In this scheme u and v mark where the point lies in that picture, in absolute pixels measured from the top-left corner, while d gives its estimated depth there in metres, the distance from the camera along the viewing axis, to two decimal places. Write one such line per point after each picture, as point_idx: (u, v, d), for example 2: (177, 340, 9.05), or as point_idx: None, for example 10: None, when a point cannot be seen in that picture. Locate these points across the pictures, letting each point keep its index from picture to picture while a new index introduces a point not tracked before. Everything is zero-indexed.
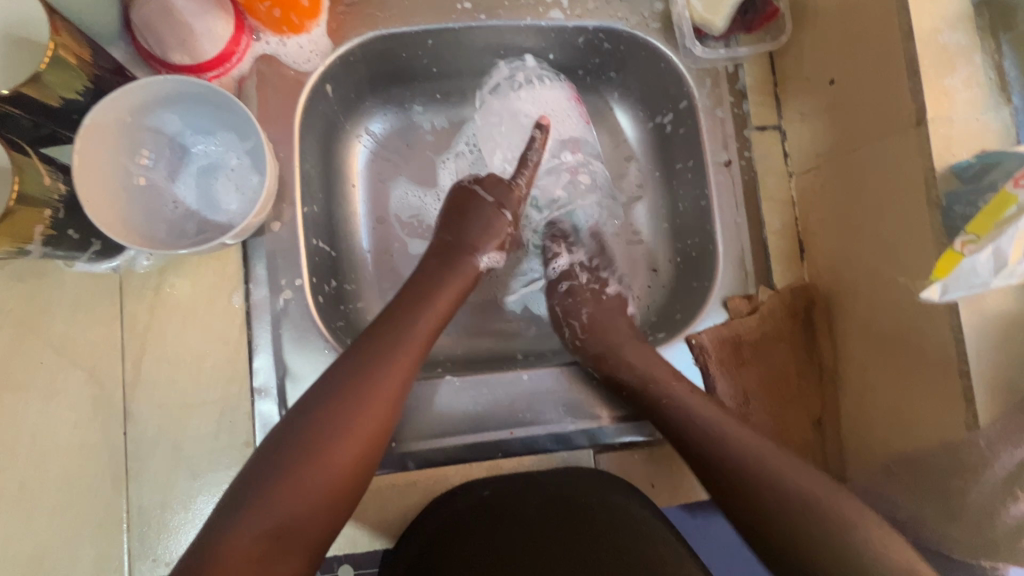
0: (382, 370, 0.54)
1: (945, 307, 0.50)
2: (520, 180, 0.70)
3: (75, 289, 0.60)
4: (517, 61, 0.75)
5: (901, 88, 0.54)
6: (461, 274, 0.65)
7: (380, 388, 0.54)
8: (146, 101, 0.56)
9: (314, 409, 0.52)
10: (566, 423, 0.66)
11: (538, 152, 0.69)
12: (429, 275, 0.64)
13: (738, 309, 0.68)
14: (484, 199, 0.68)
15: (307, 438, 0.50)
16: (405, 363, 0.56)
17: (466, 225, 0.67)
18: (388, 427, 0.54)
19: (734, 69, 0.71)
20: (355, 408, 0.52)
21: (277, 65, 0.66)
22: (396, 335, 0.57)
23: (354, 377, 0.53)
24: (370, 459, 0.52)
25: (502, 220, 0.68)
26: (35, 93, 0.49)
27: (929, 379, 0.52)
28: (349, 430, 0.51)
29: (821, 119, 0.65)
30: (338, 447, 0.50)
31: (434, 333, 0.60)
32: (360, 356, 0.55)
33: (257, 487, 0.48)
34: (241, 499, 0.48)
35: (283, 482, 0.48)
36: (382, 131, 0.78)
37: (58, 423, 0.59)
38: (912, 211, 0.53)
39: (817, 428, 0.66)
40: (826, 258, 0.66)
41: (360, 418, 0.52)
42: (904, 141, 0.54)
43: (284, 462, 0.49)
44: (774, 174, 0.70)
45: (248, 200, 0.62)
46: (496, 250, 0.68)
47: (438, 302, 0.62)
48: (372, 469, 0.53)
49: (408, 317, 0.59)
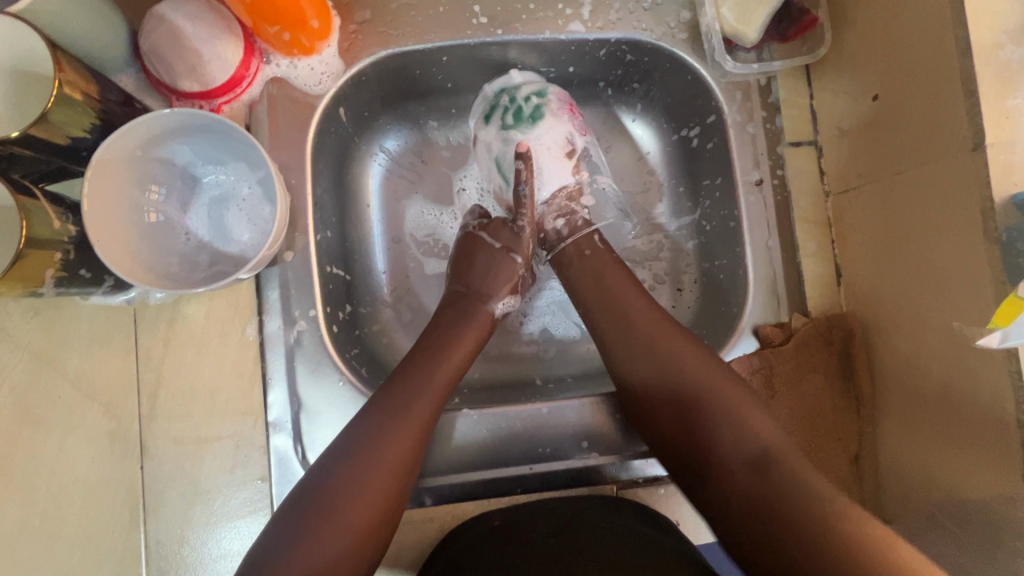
0: (400, 428, 0.53)
1: (1002, 351, 0.46)
2: (524, 220, 0.68)
3: (91, 322, 0.60)
4: (506, 78, 0.71)
5: (954, 109, 0.49)
6: (477, 324, 0.63)
7: (393, 445, 0.52)
8: (154, 135, 0.54)
9: (335, 466, 0.51)
10: (588, 457, 0.64)
11: (528, 186, 0.67)
12: (444, 325, 0.62)
13: (770, 338, 0.64)
14: (492, 245, 0.68)
15: (328, 494, 0.49)
16: (418, 424, 0.54)
17: (474, 271, 0.67)
18: (403, 489, 0.52)
19: (766, 81, 0.67)
20: (372, 471, 0.50)
21: (288, 87, 0.64)
22: (413, 389, 0.55)
23: (373, 431, 0.52)
24: (387, 520, 0.51)
25: (512, 264, 0.68)
26: (44, 132, 0.48)
27: (982, 441, 0.49)
28: (365, 492, 0.50)
29: (862, 136, 0.60)
30: (356, 505, 0.49)
31: (451, 385, 0.58)
32: (380, 412, 0.53)
33: (280, 544, 0.47)
34: (265, 556, 0.47)
35: (299, 546, 0.47)
36: (396, 148, 0.75)
37: (77, 458, 0.59)
38: (967, 243, 0.49)
39: (855, 465, 0.61)
40: (865, 284, 0.61)
41: (379, 474, 0.51)
42: (957, 166, 0.49)
43: (306, 519, 0.48)
44: (808, 193, 0.66)
45: (260, 230, 0.61)
46: (509, 295, 0.67)
47: (455, 351, 0.60)
48: (391, 529, 0.51)
49: (423, 369, 0.57)
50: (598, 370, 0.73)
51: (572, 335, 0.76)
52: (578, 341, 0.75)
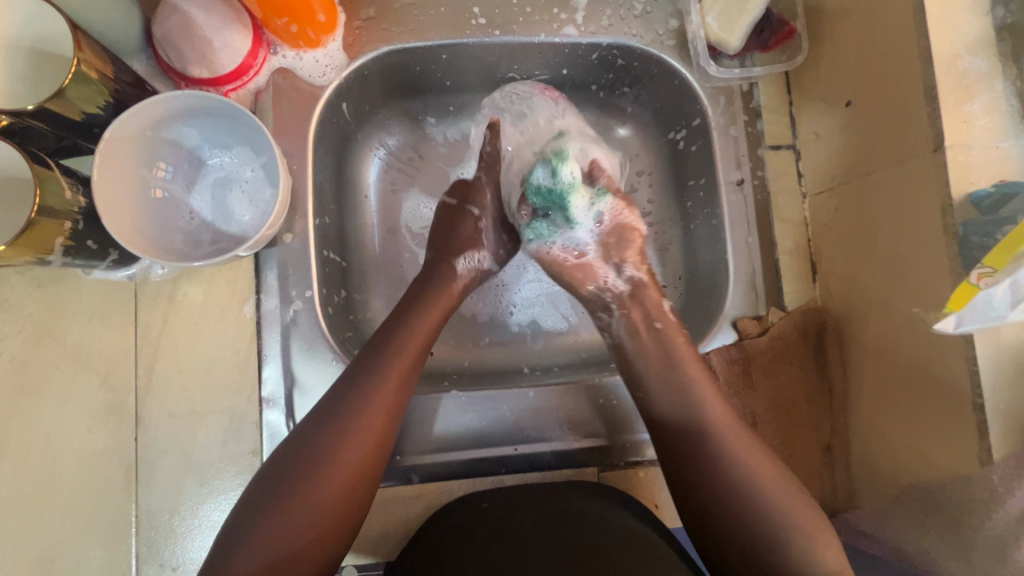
0: (368, 401, 0.54)
1: (959, 338, 0.49)
2: (483, 177, 0.72)
3: (93, 296, 0.62)
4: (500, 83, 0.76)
5: (918, 113, 0.53)
6: (446, 296, 0.65)
7: (361, 419, 0.53)
8: (164, 116, 0.57)
9: (305, 439, 0.52)
10: (571, 441, 0.66)
11: (490, 145, 0.72)
12: (412, 296, 0.64)
13: (747, 330, 0.67)
14: (450, 202, 0.72)
15: (300, 469, 0.50)
16: (387, 397, 0.55)
17: (437, 231, 0.71)
18: (376, 463, 0.53)
19: (748, 87, 0.71)
20: (338, 446, 0.52)
21: (293, 78, 0.67)
22: (379, 360, 0.57)
23: (346, 400, 0.54)
24: (359, 492, 0.52)
25: (469, 216, 0.71)
26: (58, 107, 0.50)
27: (944, 434, 0.52)
28: (332, 467, 0.51)
29: (836, 141, 0.64)
30: (331, 476, 0.51)
31: (420, 357, 0.59)
32: (349, 385, 0.55)
33: (259, 513, 0.49)
34: (247, 523, 0.48)
35: (267, 521, 0.48)
36: (395, 143, 0.78)
37: (73, 427, 0.60)
38: (929, 238, 0.52)
39: (826, 454, 0.64)
40: (840, 281, 0.64)
41: (353, 443, 0.52)
42: (920, 167, 0.53)
43: (283, 489, 0.50)
44: (786, 194, 0.70)
45: (261, 212, 0.63)
46: (472, 250, 0.70)
47: (420, 325, 0.61)
48: (363, 502, 0.52)
49: (391, 343, 0.58)
50: (583, 361, 0.76)
51: (558, 328, 0.78)
52: (565, 332, 0.78)
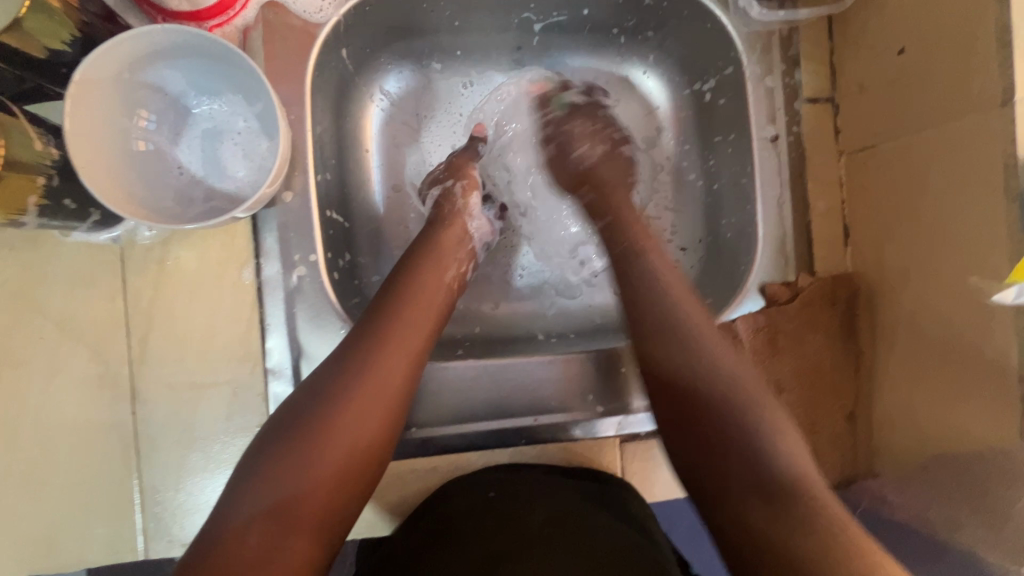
0: (384, 352, 0.50)
1: (1012, 309, 0.47)
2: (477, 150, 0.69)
3: (75, 261, 0.56)
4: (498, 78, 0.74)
5: (987, 63, 0.48)
6: (454, 258, 0.61)
7: (376, 370, 0.48)
8: (142, 55, 0.50)
9: (313, 389, 0.47)
10: (591, 411, 0.64)
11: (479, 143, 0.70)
12: (417, 252, 0.59)
13: (776, 296, 0.64)
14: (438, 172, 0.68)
15: (305, 416, 0.46)
16: (406, 350, 0.51)
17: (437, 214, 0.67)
18: (395, 413, 0.49)
19: (788, 32, 0.65)
20: (347, 391, 0.47)
21: (284, 13, 0.59)
22: (397, 314, 0.52)
23: (359, 352, 0.49)
24: (376, 442, 0.47)
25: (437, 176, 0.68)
26: (18, 42, 0.44)
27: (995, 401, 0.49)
28: (341, 415, 0.46)
29: (884, 94, 0.59)
30: (342, 423, 0.46)
31: (440, 319, 0.56)
32: (362, 335, 0.50)
33: (263, 457, 0.44)
34: (250, 470, 0.44)
35: (273, 466, 0.44)
36: (398, 91, 0.71)
37: (64, 402, 0.56)
38: (987, 202, 0.49)
39: (850, 422, 0.62)
40: (875, 245, 0.61)
41: (368, 387, 0.48)
42: (983, 122, 0.49)
43: (287, 437, 0.45)
44: (822, 151, 0.65)
45: (258, 168, 0.57)
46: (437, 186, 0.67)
47: (434, 287, 0.57)
48: (379, 456, 0.48)
49: (408, 299, 0.54)
50: (599, 327, 0.72)
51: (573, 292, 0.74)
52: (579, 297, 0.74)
